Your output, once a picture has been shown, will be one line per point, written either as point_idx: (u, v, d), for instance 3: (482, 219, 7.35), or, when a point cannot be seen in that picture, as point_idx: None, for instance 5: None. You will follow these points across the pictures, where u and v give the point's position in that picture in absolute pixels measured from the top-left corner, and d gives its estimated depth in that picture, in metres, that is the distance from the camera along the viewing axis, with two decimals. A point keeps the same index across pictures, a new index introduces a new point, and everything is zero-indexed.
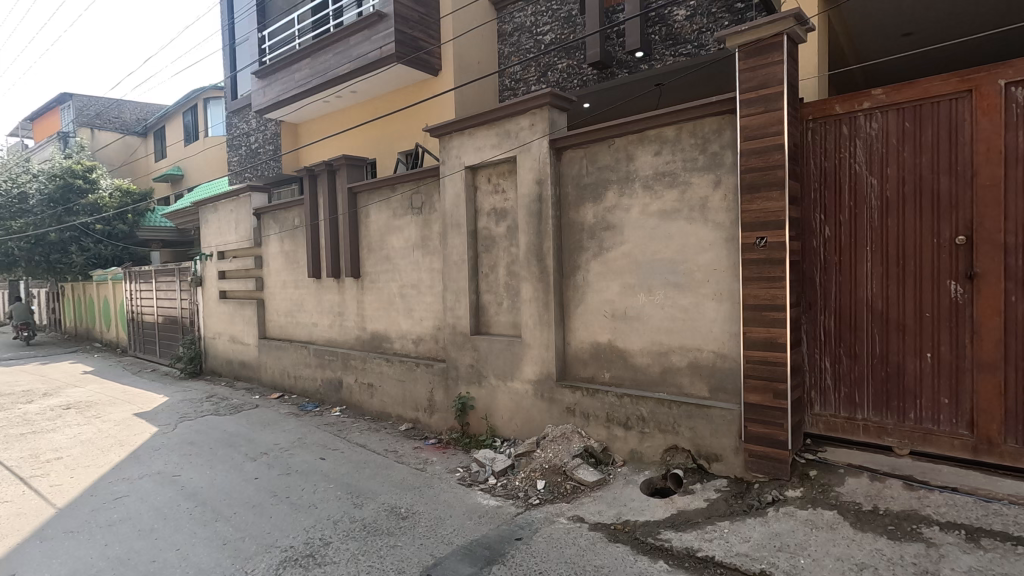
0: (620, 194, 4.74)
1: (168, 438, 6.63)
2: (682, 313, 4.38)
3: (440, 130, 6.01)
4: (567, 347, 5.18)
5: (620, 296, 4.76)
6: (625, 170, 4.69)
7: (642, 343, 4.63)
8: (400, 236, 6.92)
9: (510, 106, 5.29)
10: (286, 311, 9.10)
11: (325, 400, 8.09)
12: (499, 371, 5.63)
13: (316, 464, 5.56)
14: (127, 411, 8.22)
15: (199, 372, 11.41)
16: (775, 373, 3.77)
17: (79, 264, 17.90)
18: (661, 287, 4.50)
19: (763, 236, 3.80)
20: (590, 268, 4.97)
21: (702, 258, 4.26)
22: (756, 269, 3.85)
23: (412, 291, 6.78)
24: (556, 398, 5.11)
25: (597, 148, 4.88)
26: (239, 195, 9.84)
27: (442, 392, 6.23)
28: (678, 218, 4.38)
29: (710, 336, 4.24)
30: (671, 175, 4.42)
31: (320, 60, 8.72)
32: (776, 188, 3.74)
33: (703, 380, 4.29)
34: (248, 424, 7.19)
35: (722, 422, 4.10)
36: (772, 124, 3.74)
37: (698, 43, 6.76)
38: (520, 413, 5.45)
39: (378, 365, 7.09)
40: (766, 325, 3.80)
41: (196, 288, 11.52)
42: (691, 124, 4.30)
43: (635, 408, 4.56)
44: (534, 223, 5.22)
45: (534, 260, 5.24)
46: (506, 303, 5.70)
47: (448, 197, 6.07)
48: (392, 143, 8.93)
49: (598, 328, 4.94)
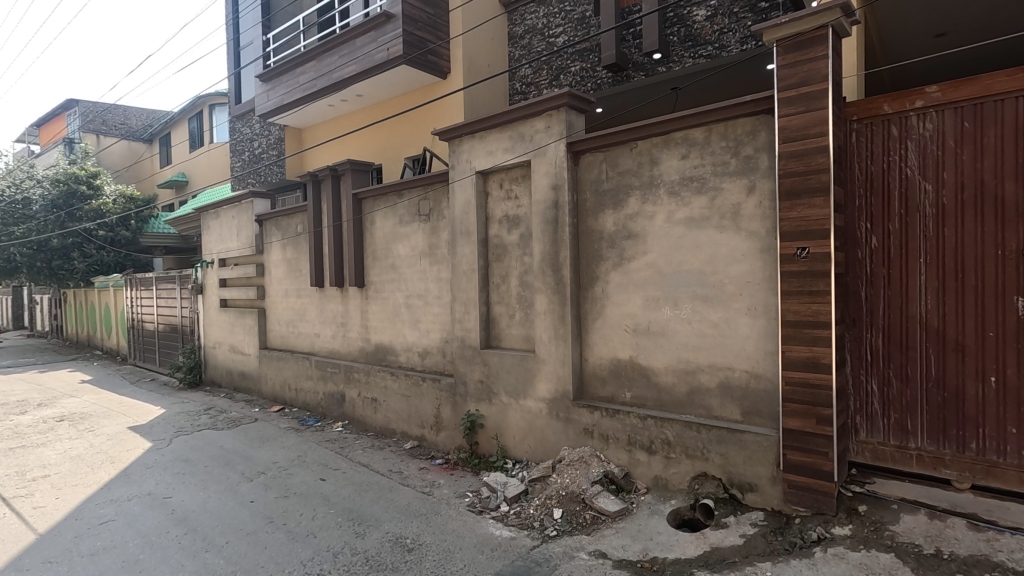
0: (642, 201, 4.42)
1: (161, 455, 6.31)
2: (712, 329, 4.05)
3: (450, 133, 5.73)
4: (585, 363, 4.85)
5: (643, 310, 4.43)
6: (648, 175, 4.38)
7: (667, 361, 4.30)
8: (407, 243, 6.62)
9: (524, 107, 5.00)
10: (287, 321, 8.81)
11: (327, 414, 7.77)
12: (511, 388, 5.31)
13: (317, 486, 5.24)
14: (122, 424, 7.92)
15: (198, 382, 11.11)
16: (819, 397, 3.43)
17: (81, 271, 17.73)
18: (688, 301, 4.17)
19: (805, 246, 3.48)
20: (609, 279, 4.65)
21: (734, 270, 3.94)
22: (796, 282, 3.52)
23: (419, 301, 6.46)
24: (573, 418, 4.78)
25: (618, 152, 4.58)
26: (241, 201, 9.59)
27: (450, 409, 5.90)
28: (707, 227, 4.06)
29: (744, 355, 3.90)
30: (699, 180, 4.11)
31: (325, 63, 8.48)
32: (819, 194, 3.42)
33: (735, 402, 3.95)
34: (245, 440, 6.87)
35: (757, 449, 3.74)
36: (815, 124, 3.42)
37: (719, 44, 6.44)
38: (534, 433, 5.11)
39: (382, 379, 6.78)
40: (808, 344, 3.47)
41: (197, 295, 11.26)
42: (722, 126, 3.99)
43: (660, 431, 4.22)
44: (550, 231, 4.91)
45: (549, 271, 4.92)
46: (518, 316, 5.38)
47: (457, 203, 5.77)
48: (398, 148, 8.67)
49: (618, 344, 4.61)
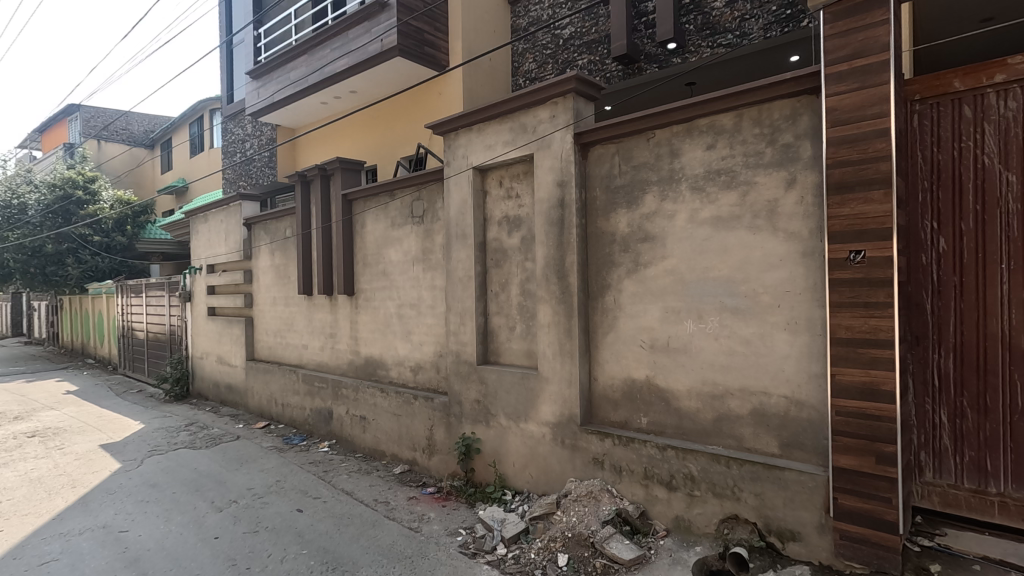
0: (661, 198, 3.87)
1: (127, 479, 5.75)
2: (743, 346, 3.48)
3: (444, 126, 5.20)
4: (593, 384, 4.27)
5: (661, 324, 3.86)
6: (667, 168, 3.83)
7: (689, 382, 3.72)
8: (399, 248, 6.08)
9: (527, 94, 4.46)
10: (274, 331, 8.27)
11: (313, 432, 7.22)
12: (510, 409, 4.74)
13: (292, 519, 4.66)
14: (94, 441, 7.37)
15: (185, 395, 10.58)
16: (878, 431, 2.84)
17: (74, 277, 17.28)
18: (714, 313, 3.60)
19: (859, 249, 2.90)
20: (622, 288, 4.09)
21: (769, 278, 3.37)
22: (849, 292, 2.94)
23: (411, 311, 5.90)
24: (580, 446, 4.20)
25: (633, 143, 4.03)
26: (230, 203, 9.11)
27: (444, 431, 5.34)
28: (738, 227, 3.50)
29: (782, 378, 3.32)
30: (728, 173, 3.55)
31: (316, 56, 8.01)
32: (878, 186, 2.84)
33: (771, 432, 3.37)
34: (222, 462, 6.30)
35: (801, 490, 3.14)
36: (871, 103, 2.86)
37: (740, 32, 5.89)
38: (536, 462, 4.53)
39: (371, 396, 6.22)
40: (865, 367, 2.89)
41: (185, 303, 10.75)
42: (755, 110, 3.43)
43: (682, 465, 3.64)
44: (555, 234, 4.36)
45: (554, 278, 4.36)
46: (519, 328, 4.81)
47: (452, 203, 5.23)
48: (393, 148, 8.16)
49: (633, 361, 4.03)
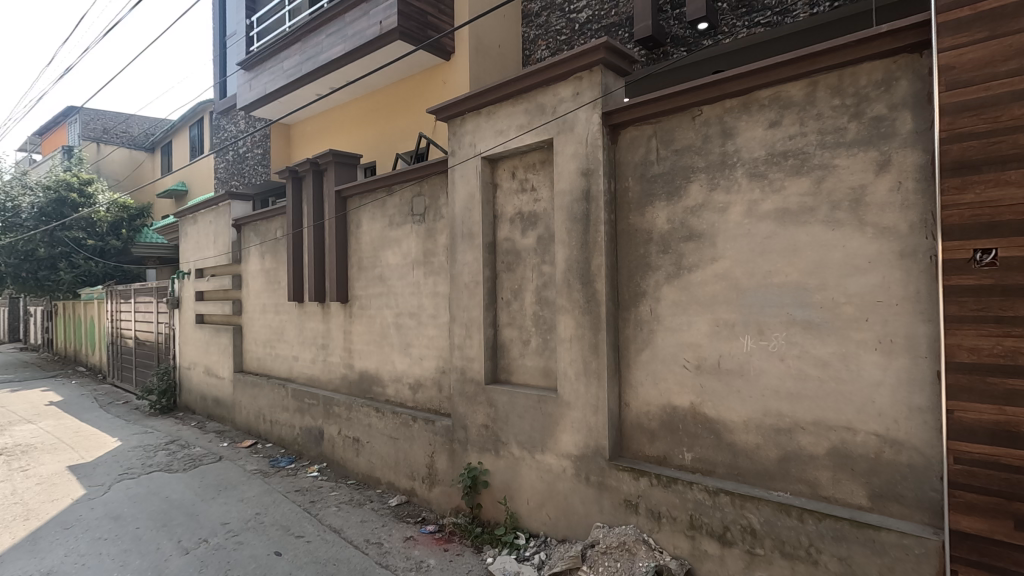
0: (710, 188, 3.20)
1: (89, 510, 5.07)
2: (818, 368, 2.79)
3: (450, 110, 4.56)
4: (624, 410, 3.59)
5: (711, 340, 3.18)
6: (718, 152, 3.16)
7: (747, 413, 3.03)
8: (397, 250, 5.42)
9: (546, 68, 3.81)
10: (263, 341, 7.64)
11: (303, 453, 6.54)
12: (524, 438, 4.06)
13: (268, 566, 3.98)
14: (63, 462, 6.70)
15: (171, 408, 9.92)
16: (1019, 488, 2.15)
17: (66, 282, 16.67)
18: (779, 327, 2.93)
19: (989, 247, 2.22)
20: (661, 297, 3.41)
21: (854, 285, 2.69)
22: (975, 303, 2.26)
23: (410, 321, 5.24)
24: (609, 485, 3.53)
25: (674, 123, 3.37)
26: (219, 203, 8.50)
27: (446, 458, 4.67)
28: (811, 222, 2.83)
29: (871, 410, 2.64)
30: (798, 155, 2.88)
31: (311, 43, 7.40)
32: (1016, 165, 2.17)
33: (856, 478, 2.69)
34: (199, 489, 5.62)
35: (904, 558, 2.46)
36: (1007, 57, 2.18)
37: (782, 8, 5.19)
38: (555, 501, 3.85)
39: (365, 416, 5.56)
40: (998, 403, 2.20)
41: (173, 310, 10.13)
42: (834, 77, 2.77)
43: (739, 515, 2.95)
44: (578, 233, 3.69)
45: (577, 285, 3.69)
46: (534, 342, 4.14)
47: (457, 197, 4.57)
48: (393, 142, 7.54)
49: (674, 385, 3.34)
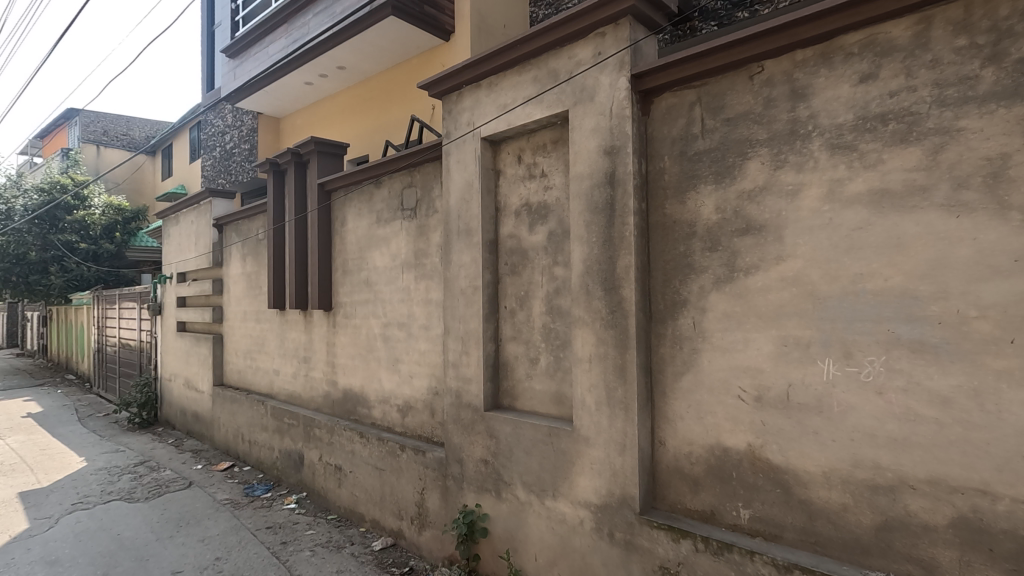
0: (775, 165, 2.46)
1: (23, 552, 4.36)
2: (935, 407, 2.04)
3: (444, 84, 3.86)
4: (658, 451, 2.83)
5: (776, 363, 2.43)
6: (787, 118, 2.43)
7: (829, 462, 2.28)
8: (385, 250, 4.71)
9: (561, 22, 3.09)
10: (244, 352, 6.92)
11: (281, 480, 5.81)
12: (531, 478, 3.31)
13: None
14: (15, 488, 5.98)
15: (151, 422, 9.22)
16: None
17: (57, 287, 16.00)
18: (874, 350, 2.18)
19: None
20: (707, 306, 2.67)
21: (991, 292, 1.94)
22: None
23: (399, 333, 4.52)
24: (639, 546, 2.77)
25: (725, 85, 2.63)
26: (200, 200, 7.82)
27: (439, 497, 3.93)
28: (922, 207, 2.08)
29: (1020, 469, 1.89)
30: (902, 117, 2.14)
31: (298, 24, 6.74)
32: None
33: (995, 564, 1.93)
34: (156, 525, 4.88)
35: None
36: None
37: None
38: (569, 559, 3.10)
39: (348, 441, 4.83)
40: None
41: (155, 317, 9.43)
42: (960, 10, 2.02)
43: None
44: (600, 226, 2.96)
45: (599, 291, 2.96)
46: (543, 361, 3.40)
47: (453, 186, 3.85)
48: (384, 133, 6.87)
49: (726, 422, 2.58)
